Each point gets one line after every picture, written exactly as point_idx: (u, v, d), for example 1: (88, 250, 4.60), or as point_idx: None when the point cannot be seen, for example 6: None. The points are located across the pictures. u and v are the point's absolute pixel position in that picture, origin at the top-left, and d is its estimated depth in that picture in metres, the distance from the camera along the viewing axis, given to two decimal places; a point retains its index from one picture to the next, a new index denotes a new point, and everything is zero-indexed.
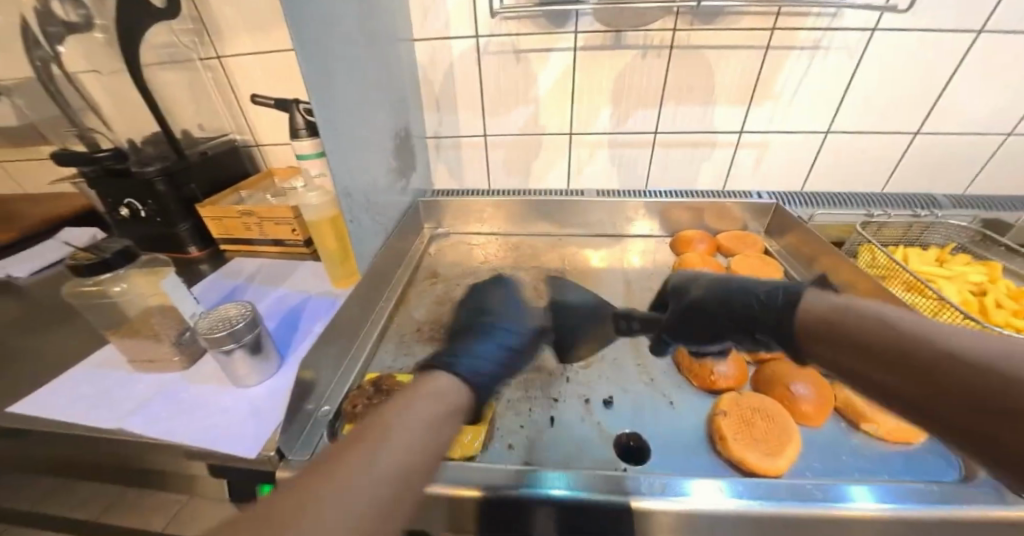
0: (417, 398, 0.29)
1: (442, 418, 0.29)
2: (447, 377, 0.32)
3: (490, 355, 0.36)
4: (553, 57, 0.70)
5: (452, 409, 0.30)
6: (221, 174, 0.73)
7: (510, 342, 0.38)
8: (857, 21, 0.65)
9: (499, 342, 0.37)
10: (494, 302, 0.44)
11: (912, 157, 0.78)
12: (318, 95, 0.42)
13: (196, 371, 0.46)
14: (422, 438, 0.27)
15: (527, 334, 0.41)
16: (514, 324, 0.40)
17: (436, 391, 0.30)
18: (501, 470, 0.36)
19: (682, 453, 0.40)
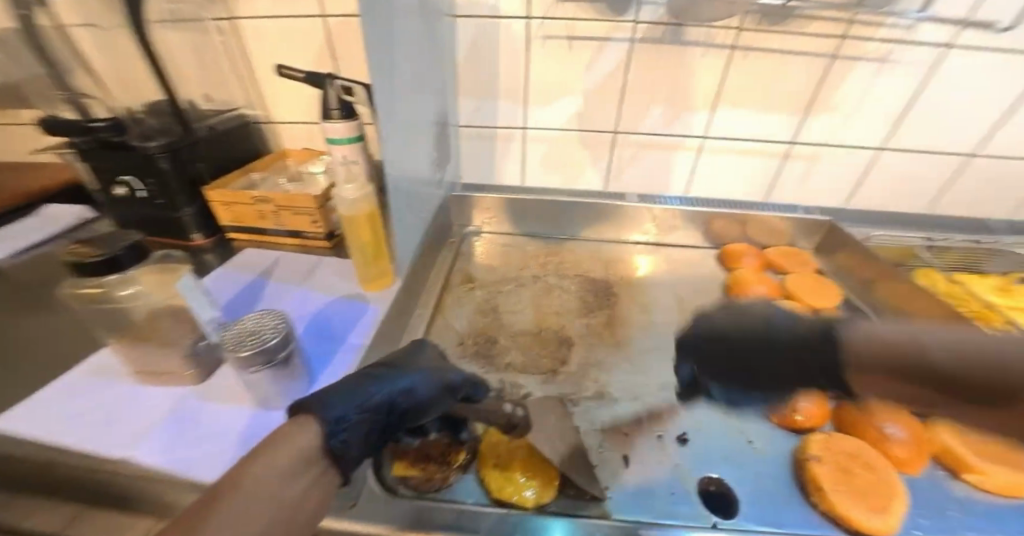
0: (263, 450, 0.24)
1: (302, 467, 0.24)
2: (296, 418, 0.27)
3: (365, 395, 0.30)
4: (608, 48, 0.64)
5: (310, 455, 0.25)
6: (230, 154, 0.66)
7: (395, 390, 0.32)
8: (932, 35, 0.61)
9: (383, 387, 0.32)
10: (397, 354, 0.37)
11: (964, 179, 0.75)
12: (380, 74, 0.37)
13: (213, 387, 0.39)
14: (273, 487, 0.23)
15: (427, 385, 0.34)
16: (410, 372, 0.34)
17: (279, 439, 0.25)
18: (489, 515, 0.32)
19: (773, 500, 0.35)
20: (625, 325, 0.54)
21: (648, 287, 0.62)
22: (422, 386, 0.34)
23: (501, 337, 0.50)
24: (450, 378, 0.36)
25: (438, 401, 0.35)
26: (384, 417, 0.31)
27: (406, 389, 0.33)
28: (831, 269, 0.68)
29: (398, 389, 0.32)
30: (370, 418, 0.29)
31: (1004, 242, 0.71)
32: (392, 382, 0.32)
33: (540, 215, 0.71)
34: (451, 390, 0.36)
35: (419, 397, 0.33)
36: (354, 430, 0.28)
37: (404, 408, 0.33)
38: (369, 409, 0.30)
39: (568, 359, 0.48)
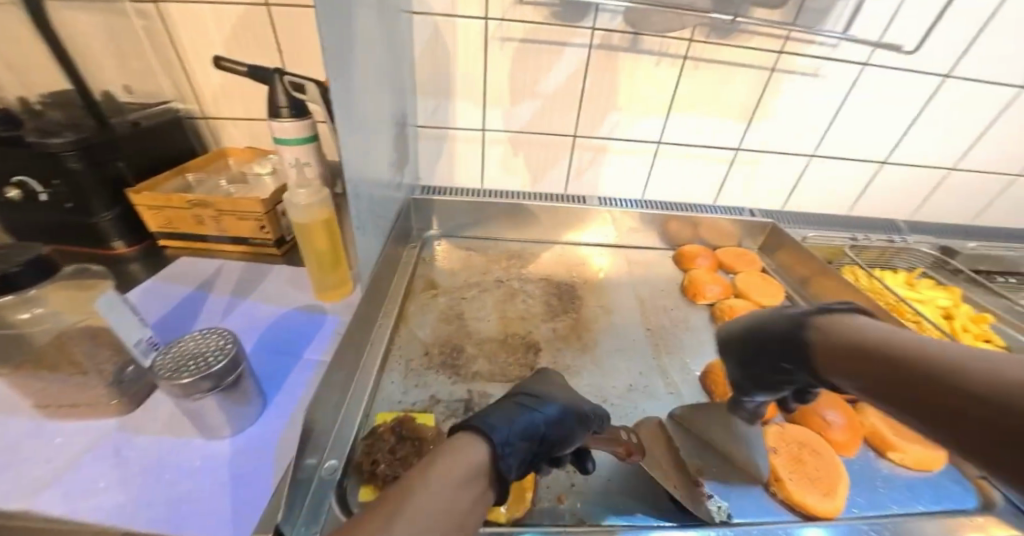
0: (438, 455, 0.23)
1: (472, 481, 0.23)
2: (465, 437, 0.26)
3: (517, 420, 0.28)
4: (567, 52, 0.65)
5: (477, 472, 0.24)
6: (157, 152, 0.59)
7: (545, 420, 0.30)
8: (852, 54, 0.68)
9: (534, 414, 0.29)
10: (531, 381, 0.35)
11: (878, 184, 0.84)
12: (336, 72, 0.35)
13: (146, 418, 0.35)
14: (446, 501, 0.21)
15: (570, 417, 0.32)
16: (552, 400, 0.32)
17: (453, 453, 0.24)
18: None
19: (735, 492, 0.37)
20: (591, 328, 0.54)
21: (611, 289, 0.63)
22: (564, 415, 0.32)
23: (468, 345, 0.49)
24: (584, 408, 0.34)
25: (576, 432, 0.32)
26: (538, 449, 0.29)
27: (554, 420, 0.31)
28: (773, 267, 0.74)
29: (546, 417, 0.30)
30: (526, 445, 0.27)
31: (912, 240, 0.80)
32: (540, 409, 0.30)
33: (503, 218, 0.70)
34: (585, 420, 0.33)
35: (565, 428, 0.31)
36: (513, 457, 0.26)
37: (551, 439, 0.30)
38: (525, 437, 0.28)
39: (536, 365, 0.48)
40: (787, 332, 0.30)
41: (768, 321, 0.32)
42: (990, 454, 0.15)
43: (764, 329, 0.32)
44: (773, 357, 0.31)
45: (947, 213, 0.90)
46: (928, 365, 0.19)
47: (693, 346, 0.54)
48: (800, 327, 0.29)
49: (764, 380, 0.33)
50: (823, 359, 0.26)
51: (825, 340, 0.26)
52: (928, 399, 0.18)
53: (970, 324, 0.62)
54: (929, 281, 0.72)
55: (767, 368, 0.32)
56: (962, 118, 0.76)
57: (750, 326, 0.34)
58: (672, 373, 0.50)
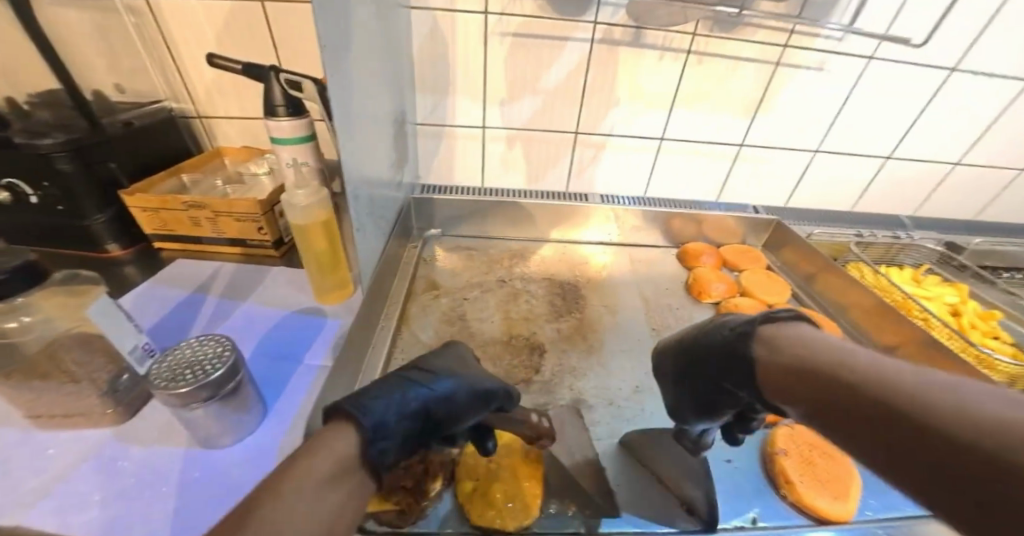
0: (309, 455, 0.20)
1: (345, 475, 0.20)
2: (337, 427, 0.22)
3: (399, 400, 0.25)
4: (568, 47, 0.64)
5: (350, 462, 0.21)
6: (150, 152, 0.58)
7: (427, 395, 0.27)
8: (858, 48, 0.67)
9: (421, 391, 0.27)
10: (423, 356, 0.32)
11: (882, 180, 0.84)
12: (335, 70, 0.34)
13: (144, 427, 0.34)
14: (311, 507, 0.18)
15: (464, 392, 0.29)
16: (447, 376, 0.29)
17: (326, 442, 0.21)
18: None
19: (744, 495, 0.37)
20: (595, 329, 0.54)
21: (614, 288, 0.63)
22: (458, 392, 0.29)
23: (471, 347, 0.48)
24: (486, 384, 0.31)
25: (472, 409, 0.29)
26: (421, 425, 0.26)
27: (442, 396, 0.28)
28: (777, 264, 0.73)
29: (434, 394, 0.27)
30: (409, 422, 0.25)
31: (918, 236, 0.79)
32: (429, 386, 0.28)
33: (505, 217, 0.69)
34: (487, 398, 0.30)
35: (456, 405, 0.28)
36: (391, 439, 0.23)
37: (438, 415, 0.28)
38: (409, 414, 0.25)
39: (541, 367, 0.47)
40: (732, 347, 0.28)
41: (712, 334, 0.30)
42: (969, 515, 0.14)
43: (704, 340, 0.31)
44: (716, 378, 0.29)
45: (951, 208, 0.89)
46: (894, 401, 0.18)
47: None
48: (742, 340, 0.27)
49: (711, 405, 0.31)
50: (761, 375, 0.26)
51: (767, 358, 0.25)
52: (885, 423, 0.18)
53: (977, 321, 0.61)
54: (935, 278, 0.71)
55: (712, 390, 0.30)
56: (968, 112, 0.75)
57: (696, 334, 0.32)
58: None
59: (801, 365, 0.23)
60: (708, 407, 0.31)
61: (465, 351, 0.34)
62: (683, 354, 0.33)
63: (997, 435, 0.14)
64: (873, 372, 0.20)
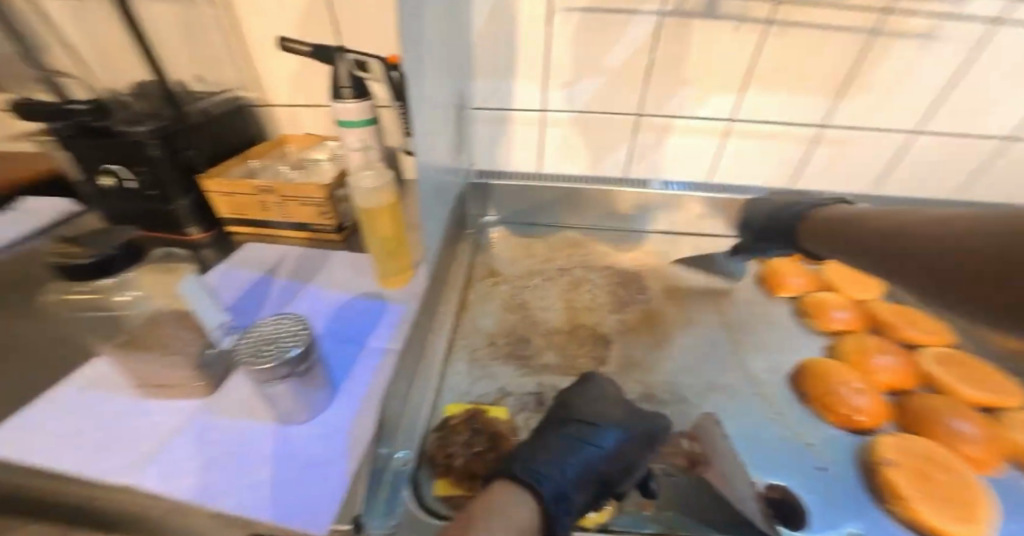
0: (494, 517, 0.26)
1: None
2: (513, 491, 0.29)
3: (571, 466, 0.32)
4: (635, 23, 0.60)
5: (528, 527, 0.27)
6: (225, 140, 0.61)
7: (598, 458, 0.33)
8: (980, 10, 0.58)
9: (589, 452, 0.34)
10: (582, 401, 0.38)
11: (995, 164, 0.73)
12: (410, 47, 0.33)
13: (226, 400, 0.35)
14: None
15: (622, 446, 0.35)
16: (608, 429, 0.35)
17: (504, 505, 0.28)
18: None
19: (845, 506, 0.33)
20: (662, 321, 0.51)
21: (680, 279, 0.59)
22: (622, 444, 0.35)
23: (535, 336, 0.47)
24: (641, 433, 0.36)
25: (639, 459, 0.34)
26: (597, 485, 0.32)
27: (605, 455, 0.34)
28: None
29: (601, 452, 0.34)
30: (584, 486, 0.31)
31: None
32: (596, 446, 0.34)
33: (562, 204, 0.67)
34: (648, 441, 0.36)
35: (617, 458, 0.34)
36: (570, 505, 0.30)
37: (612, 474, 0.33)
38: (581, 476, 0.32)
39: (607, 359, 0.45)
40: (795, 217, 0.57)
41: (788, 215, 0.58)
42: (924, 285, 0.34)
43: (784, 212, 0.59)
44: (767, 235, 0.60)
45: None
46: (918, 235, 0.37)
47: (778, 343, 0.49)
48: (799, 217, 0.57)
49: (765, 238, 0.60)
50: (806, 236, 0.55)
51: (854, 223, 0.48)
52: (907, 247, 0.38)
53: None
54: None
55: (779, 229, 0.58)
56: None
57: (781, 209, 0.59)
58: (759, 373, 0.45)
59: (891, 225, 0.41)
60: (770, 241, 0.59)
61: (621, 395, 0.39)
62: (766, 216, 0.61)
63: (942, 240, 0.34)
64: (931, 221, 0.38)
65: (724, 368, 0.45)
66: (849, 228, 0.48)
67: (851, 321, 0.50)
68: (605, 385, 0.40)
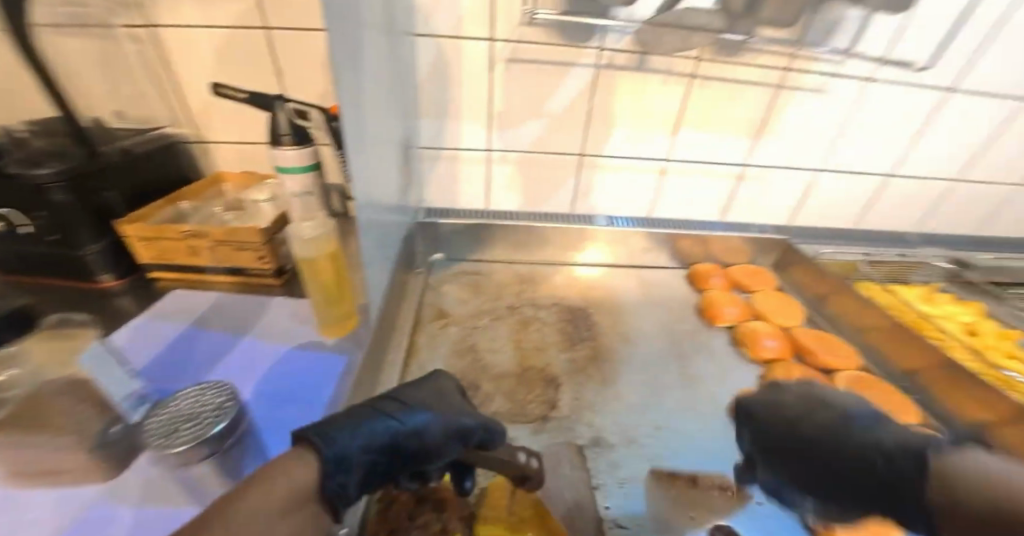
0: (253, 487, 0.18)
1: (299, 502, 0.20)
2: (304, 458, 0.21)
3: (365, 430, 0.24)
4: (573, 72, 0.64)
5: (302, 495, 0.20)
6: (148, 180, 0.56)
7: (399, 433, 0.25)
8: (859, 70, 0.68)
9: (391, 427, 0.25)
10: (399, 387, 0.30)
11: (886, 198, 0.85)
12: (349, 104, 0.33)
13: (134, 484, 0.31)
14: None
15: (438, 428, 0.27)
16: (426, 410, 0.27)
17: (285, 472, 0.20)
18: None
19: None
20: (609, 358, 0.52)
21: (626, 313, 0.61)
22: (431, 426, 0.27)
23: (484, 382, 0.46)
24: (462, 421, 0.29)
25: (447, 449, 0.28)
26: (387, 459, 0.25)
27: (414, 430, 0.26)
28: (787, 284, 0.72)
29: (406, 427, 0.26)
30: (370, 461, 0.24)
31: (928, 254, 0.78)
32: (401, 419, 0.26)
33: (512, 241, 0.68)
34: (461, 436, 0.28)
35: (426, 442, 0.26)
36: (349, 473, 0.22)
37: (410, 450, 0.26)
38: (369, 449, 0.23)
39: (557, 402, 0.45)
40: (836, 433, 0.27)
41: None
42: None
43: None
44: None
45: (948, 225, 0.91)
46: None
47: (718, 375, 0.52)
48: None
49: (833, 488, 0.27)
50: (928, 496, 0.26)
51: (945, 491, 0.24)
52: None
53: (996, 341, 0.60)
54: (948, 296, 0.69)
55: (809, 461, 0.28)
56: (964, 130, 0.77)
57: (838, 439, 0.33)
58: (700, 406, 0.47)
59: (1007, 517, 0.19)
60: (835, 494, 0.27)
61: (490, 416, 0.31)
62: (788, 423, 0.36)
63: None
64: None
65: (669, 403, 0.47)
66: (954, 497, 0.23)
67: (780, 349, 0.54)
68: (442, 383, 0.32)
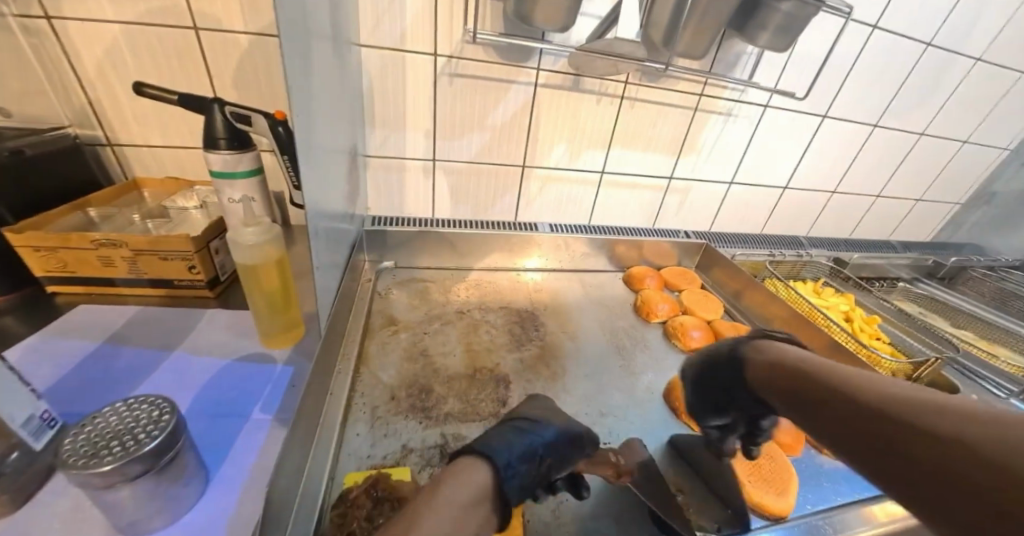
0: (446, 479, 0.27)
1: (475, 502, 0.26)
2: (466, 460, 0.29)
3: (518, 444, 0.32)
4: (514, 90, 0.68)
5: (477, 496, 0.27)
6: (45, 184, 0.50)
7: (540, 442, 0.33)
8: (755, 98, 0.80)
9: (530, 438, 0.33)
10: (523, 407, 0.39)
11: (780, 206, 1.00)
12: (299, 109, 0.33)
13: (40, 518, 0.27)
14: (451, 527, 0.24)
15: (566, 439, 0.36)
16: (551, 426, 0.35)
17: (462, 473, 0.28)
18: None
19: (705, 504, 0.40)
20: (556, 355, 0.55)
21: (570, 313, 0.65)
22: (558, 439, 0.35)
23: (436, 384, 0.46)
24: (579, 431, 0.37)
25: (573, 454, 0.36)
26: (540, 468, 0.32)
27: (552, 441, 0.34)
28: (709, 283, 0.81)
29: (544, 439, 0.34)
30: (528, 464, 0.31)
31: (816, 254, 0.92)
32: (539, 432, 0.34)
33: (461, 247, 0.69)
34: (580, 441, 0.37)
35: (563, 451, 0.35)
36: (517, 477, 0.30)
37: (549, 462, 0.34)
38: (526, 456, 0.31)
39: (509, 398, 0.46)
40: (728, 360, 0.40)
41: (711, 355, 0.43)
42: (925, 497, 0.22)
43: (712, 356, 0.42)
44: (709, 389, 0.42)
45: (824, 230, 1.10)
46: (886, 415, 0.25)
47: (654, 365, 0.57)
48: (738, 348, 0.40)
49: (727, 405, 0.40)
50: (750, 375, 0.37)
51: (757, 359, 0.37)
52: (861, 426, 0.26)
53: (866, 325, 0.73)
54: (831, 289, 0.83)
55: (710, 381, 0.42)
56: (833, 151, 0.94)
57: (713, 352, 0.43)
58: (639, 392, 0.51)
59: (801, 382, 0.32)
60: (722, 404, 0.40)
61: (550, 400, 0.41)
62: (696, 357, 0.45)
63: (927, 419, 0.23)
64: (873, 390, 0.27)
65: (612, 393, 0.51)
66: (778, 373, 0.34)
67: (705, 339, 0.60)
68: (541, 399, 0.41)
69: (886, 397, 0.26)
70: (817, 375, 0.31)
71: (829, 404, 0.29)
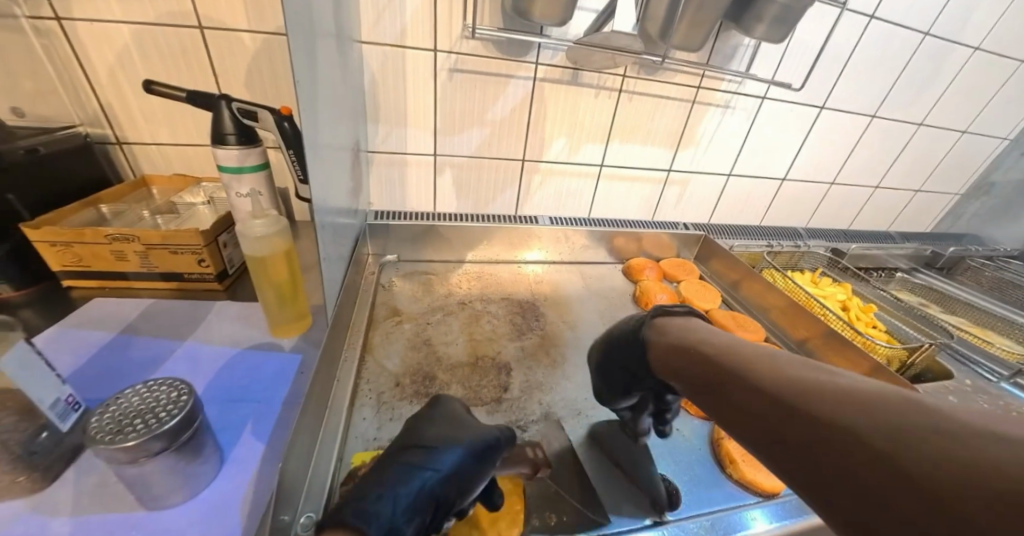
0: None
1: None
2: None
3: (400, 493, 0.28)
4: (513, 84, 0.69)
5: None
6: (58, 182, 0.52)
7: (435, 478, 0.30)
8: (753, 90, 0.80)
9: (425, 476, 0.29)
10: (421, 416, 0.35)
11: (779, 197, 1.01)
12: (304, 104, 0.34)
13: (70, 494, 0.29)
14: None
15: (468, 461, 0.32)
16: (449, 447, 0.32)
17: None
18: None
19: (700, 482, 0.41)
20: (556, 343, 0.56)
21: (570, 304, 0.66)
22: (458, 464, 0.31)
23: (439, 372, 0.48)
24: (486, 438, 0.34)
25: (477, 472, 0.32)
26: (434, 508, 0.29)
27: (448, 470, 0.31)
28: (708, 274, 0.82)
29: (438, 473, 0.30)
30: (416, 514, 0.27)
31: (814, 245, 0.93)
32: (433, 467, 0.30)
33: (462, 241, 0.71)
34: (489, 452, 0.33)
35: (461, 475, 0.31)
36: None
37: (448, 495, 0.30)
38: (413, 504, 0.28)
39: (510, 384, 0.48)
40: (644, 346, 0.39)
41: (630, 345, 0.41)
42: (808, 478, 0.24)
43: (631, 343, 0.41)
44: (627, 374, 0.41)
45: (824, 221, 1.11)
46: (790, 397, 0.26)
47: None
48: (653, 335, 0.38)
49: (633, 386, 0.41)
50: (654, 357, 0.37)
51: (659, 340, 0.38)
52: (758, 410, 0.28)
53: (863, 314, 0.74)
54: (828, 279, 0.84)
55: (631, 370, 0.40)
56: (831, 141, 0.94)
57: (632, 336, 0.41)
58: None
59: (708, 368, 0.32)
60: (628, 387, 0.41)
61: (455, 406, 0.36)
62: (620, 342, 0.42)
63: (807, 401, 0.25)
64: (770, 373, 0.29)
65: None
66: (689, 355, 0.34)
67: None
68: (449, 404, 0.37)
69: (802, 396, 0.26)
70: (722, 359, 0.32)
71: (728, 385, 0.30)
